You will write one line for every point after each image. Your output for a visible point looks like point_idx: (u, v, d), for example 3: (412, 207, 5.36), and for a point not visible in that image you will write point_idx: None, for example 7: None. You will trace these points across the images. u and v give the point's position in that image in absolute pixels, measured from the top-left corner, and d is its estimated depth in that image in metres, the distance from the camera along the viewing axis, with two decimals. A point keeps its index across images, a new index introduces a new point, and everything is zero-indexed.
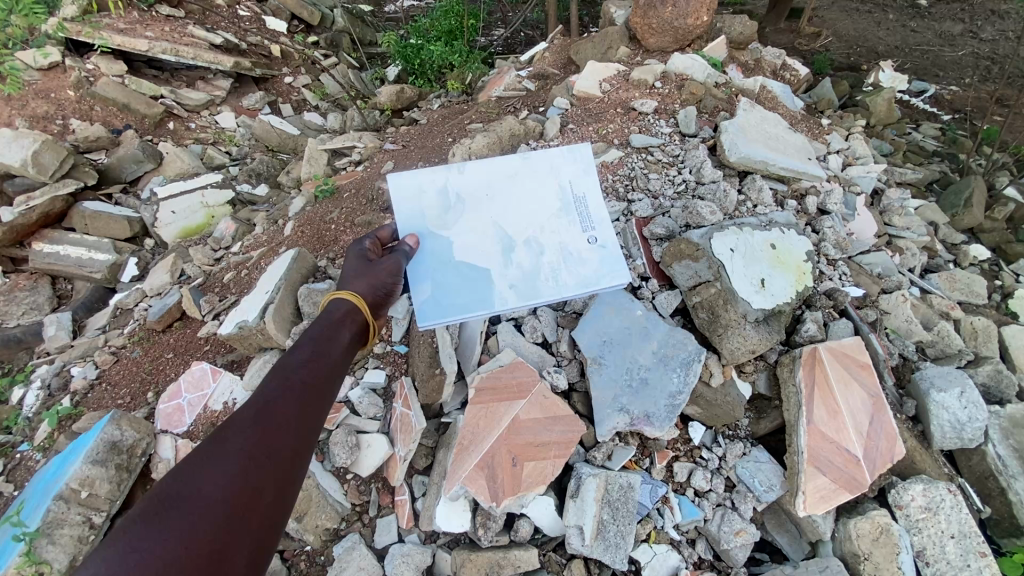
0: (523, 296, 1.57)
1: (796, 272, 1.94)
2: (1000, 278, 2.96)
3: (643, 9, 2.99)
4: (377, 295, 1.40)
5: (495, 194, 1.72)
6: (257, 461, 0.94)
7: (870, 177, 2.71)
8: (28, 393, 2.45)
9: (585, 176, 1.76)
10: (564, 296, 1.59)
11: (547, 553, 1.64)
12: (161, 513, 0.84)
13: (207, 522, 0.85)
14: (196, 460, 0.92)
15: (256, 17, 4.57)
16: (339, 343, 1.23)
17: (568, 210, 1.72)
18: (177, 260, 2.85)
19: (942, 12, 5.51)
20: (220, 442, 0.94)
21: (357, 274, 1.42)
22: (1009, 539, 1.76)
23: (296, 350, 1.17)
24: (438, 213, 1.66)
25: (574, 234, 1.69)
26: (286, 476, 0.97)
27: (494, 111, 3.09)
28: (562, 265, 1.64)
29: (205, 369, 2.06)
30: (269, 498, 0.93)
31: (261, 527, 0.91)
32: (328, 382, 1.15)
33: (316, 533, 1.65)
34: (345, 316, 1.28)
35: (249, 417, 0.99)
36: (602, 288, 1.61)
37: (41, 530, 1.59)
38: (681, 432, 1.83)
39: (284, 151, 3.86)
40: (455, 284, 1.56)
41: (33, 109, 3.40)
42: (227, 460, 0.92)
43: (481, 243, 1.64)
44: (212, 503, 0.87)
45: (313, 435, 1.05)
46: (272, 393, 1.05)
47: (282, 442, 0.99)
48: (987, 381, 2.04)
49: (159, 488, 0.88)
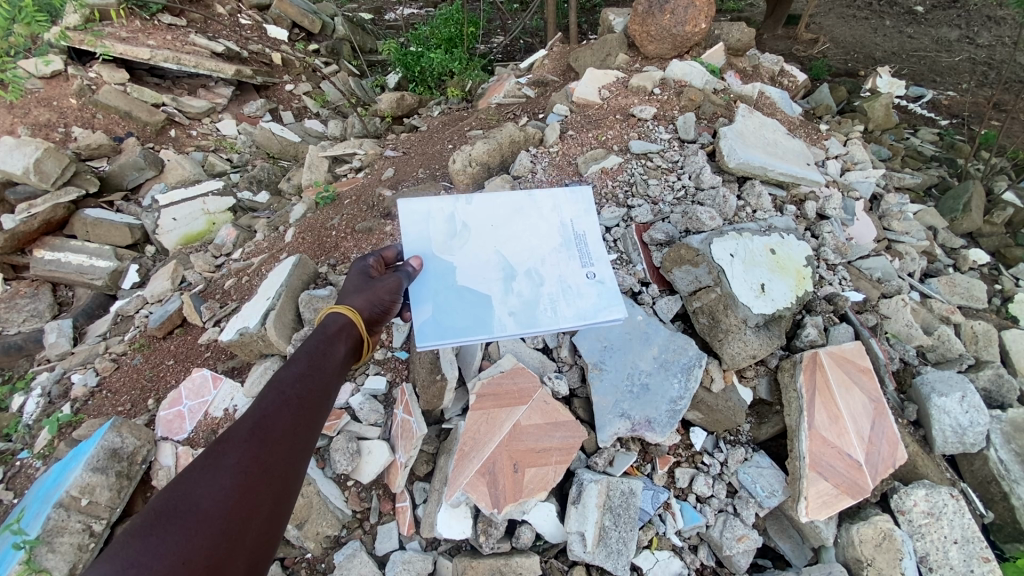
0: (521, 324, 1.52)
1: (796, 277, 1.95)
2: (1000, 282, 2.97)
3: (643, 16, 3.01)
4: (374, 311, 1.38)
5: (499, 225, 1.72)
6: (253, 476, 0.94)
7: (869, 182, 2.74)
8: (27, 400, 2.45)
9: (586, 215, 1.79)
10: (561, 327, 1.54)
11: (549, 560, 1.62)
12: (158, 527, 0.84)
13: (204, 535, 0.85)
14: (192, 473, 0.91)
15: (257, 25, 4.63)
16: (335, 357, 1.22)
17: (569, 244, 1.72)
18: (178, 267, 2.85)
19: (938, 18, 5.55)
20: (215, 456, 0.94)
21: (358, 290, 1.40)
22: (1013, 544, 1.75)
23: (292, 362, 1.16)
24: (443, 237, 1.64)
25: (573, 268, 1.67)
26: (282, 489, 0.97)
27: (494, 118, 3.11)
28: (560, 296, 1.60)
29: (205, 375, 2.06)
30: (264, 511, 0.93)
31: (257, 541, 0.91)
32: (325, 394, 1.15)
33: (317, 540, 1.64)
34: (341, 329, 1.27)
35: (245, 430, 0.99)
36: (599, 321, 1.57)
37: (41, 538, 1.57)
38: (682, 437, 1.83)
39: (284, 159, 3.92)
40: (456, 306, 1.52)
41: (35, 118, 3.43)
42: (223, 474, 0.91)
43: (483, 269, 1.61)
44: (209, 518, 0.87)
45: (306, 450, 1.05)
46: (267, 405, 1.04)
47: (278, 456, 0.99)
48: (988, 386, 2.03)
49: (155, 501, 0.87)
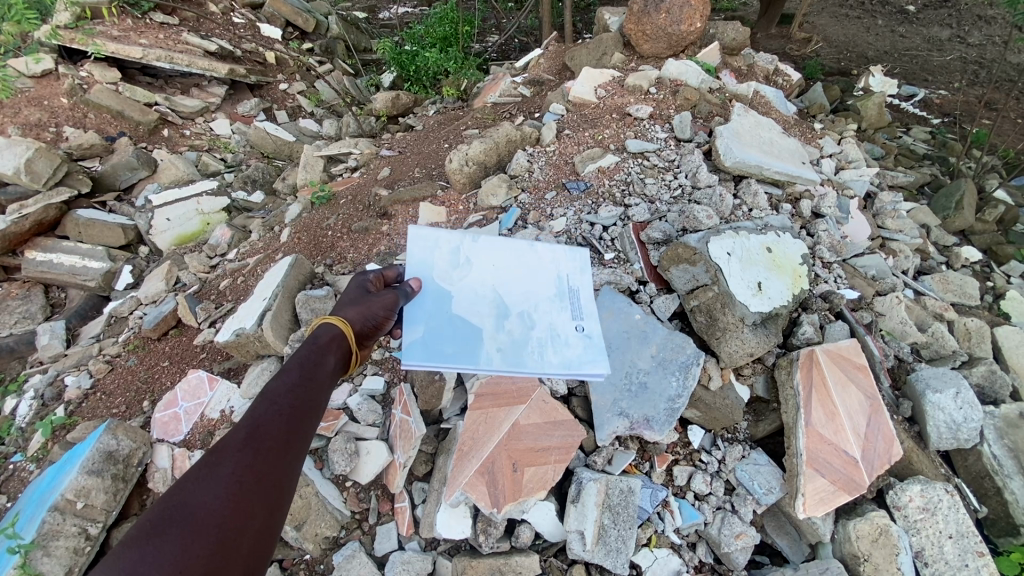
0: (507, 361, 1.45)
1: (793, 276, 1.97)
2: (992, 280, 2.99)
3: (637, 15, 3.01)
4: (366, 325, 1.38)
5: (501, 266, 1.70)
6: (247, 486, 0.93)
7: (863, 181, 2.76)
8: (20, 403, 2.40)
9: (583, 273, 1.76)
10: (544, 372, 1.47)
11: (548, 559, 1.62)
12: (154, 538, 0.83)
13: (200, 544, 0.85)
14: (187, 483, 0.90)
15: (250, 24, 4.59)
16: (326, 368, 1.21)
17: (563, 296, 1.68)
18: (172, 268, 2.83)
19: (929, 18, 5.62)
20: (211, 465, 0.93)
21: (352, 302, 1.41)
22: (1006, 539, 1.77)
23: (284, 373, 1.15)
24: (445, 267, 1.63)
25: (564, 319, 1.61)
26: (276, 498, 0.96)
27: (490, 117, 3.12)
28: (548, 343, 1.54)
29: (202, 376, 2.05)
30: (260, 520, 0.92)
31: (253, 549, 0.90)
32: (316, 403, 1.15)
33: (316, 541, 1.63)
34: (332, 341, 1.27)
35: (239, 439, 0.99)
36: (584, 373, 1.48)
37: (37, 541, 1.57)
38: (680, 436, 1.84)
39: (279, 158, 3.89)
40: (447, 332, 1.47)
41: (26, 117, 3.40)
42: (218, 483, 0.91)
43: (479, 303, 1.58)
44: (204, 527, 0.86)
45: (298, 458, 1.04)
46: (260, 416, 1.04)
47: (272, 465, 0.98)
48: (981, 381, 2.05)
49: (151, 512, 0.87)
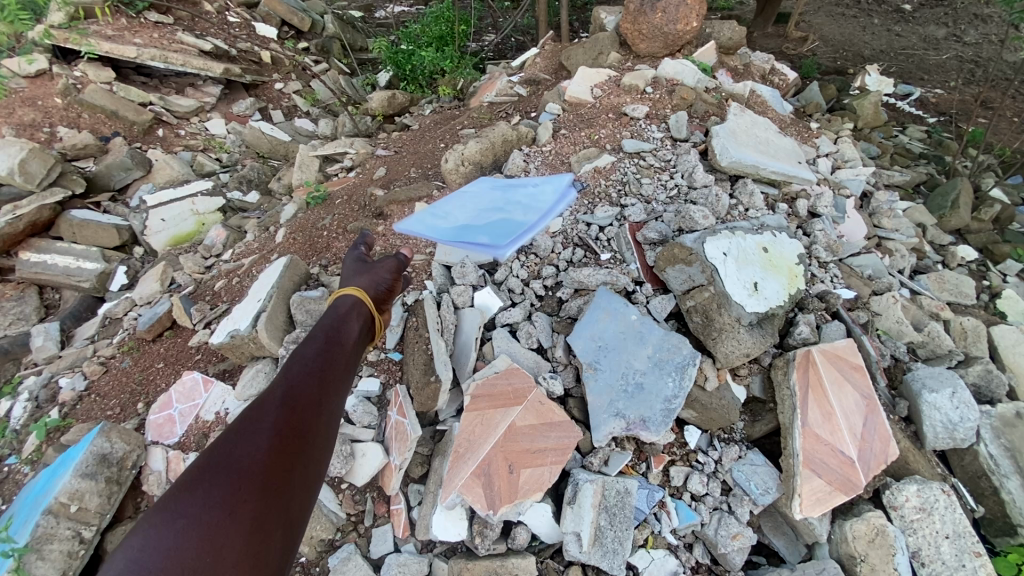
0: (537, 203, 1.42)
1: (789, 276, 1.97)
2: (987, 278, 2.99)
3: (633, 14, 3.00)
4: (379, 289, 1.35)
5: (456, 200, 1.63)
6: (289, 437, 0.90)
7: (859, 180, 2.76)
8: (14, 405, 2.35)
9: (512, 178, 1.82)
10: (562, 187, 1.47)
11: (544, 560, 1.63)
12: (199, 485, 0.80)
13: (247, 490, 0.81)
14: (229, 436, 0.87)
15: (245, 23, 4.57)
16: (351, 332, 1.19)
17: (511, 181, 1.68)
18: (167, 268, 2.81)
19: (924, 17, 5.64)
20: (252, 417, 0.90)
21: (359, 271, 1.39)
22: (1002, 538, 1.77)
23: (310, 338, 1.12)
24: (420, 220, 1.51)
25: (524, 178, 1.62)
26: (317, 453, 0.92)
27: (487, 117, 3.11)
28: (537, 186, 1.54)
29: (196, 379, 2.03)
30: (303, 474, 0.89)
31: (299, 501, 0.86)
32: (347, 366, 1.12)
33: (310, 544, 1.64)
34: (354, 307, 1.24)
35: (277, 394, 0.95)
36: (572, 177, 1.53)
37: (30, 545, 1.57)
38: (677, 436, 1.83)
39: (275, 158, 3.88)
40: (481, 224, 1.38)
41: (20, 117, 3.38)
42: (260, 435, 0.87)
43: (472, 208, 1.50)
44: (249, 474, 0.83)
45: (335, 416, 1.01)
46: (294, 374, 1.01)
47: (312, 420, 0.95)
48: (978, 381, 2.05)
49: (195, 462, 0.84)
